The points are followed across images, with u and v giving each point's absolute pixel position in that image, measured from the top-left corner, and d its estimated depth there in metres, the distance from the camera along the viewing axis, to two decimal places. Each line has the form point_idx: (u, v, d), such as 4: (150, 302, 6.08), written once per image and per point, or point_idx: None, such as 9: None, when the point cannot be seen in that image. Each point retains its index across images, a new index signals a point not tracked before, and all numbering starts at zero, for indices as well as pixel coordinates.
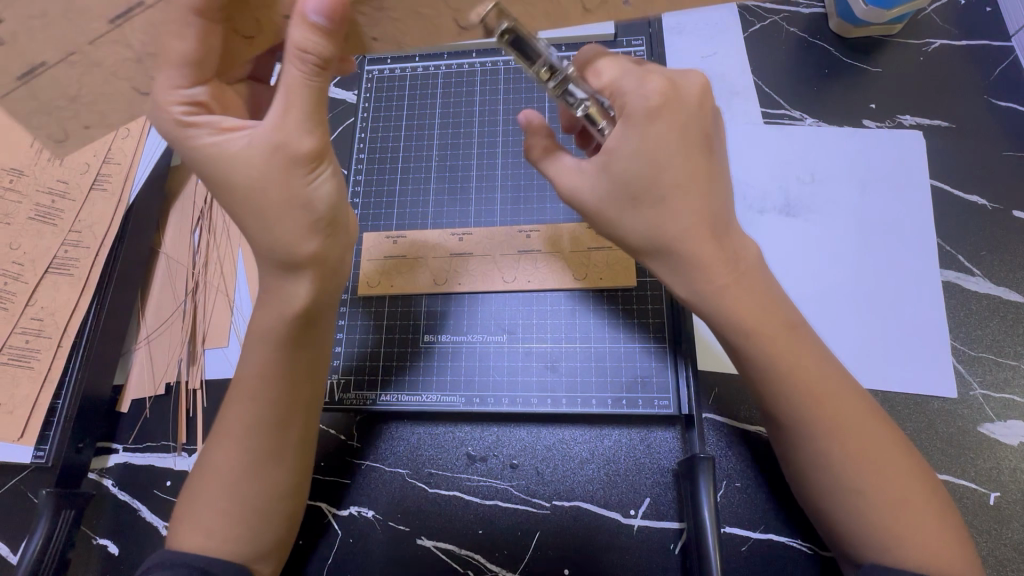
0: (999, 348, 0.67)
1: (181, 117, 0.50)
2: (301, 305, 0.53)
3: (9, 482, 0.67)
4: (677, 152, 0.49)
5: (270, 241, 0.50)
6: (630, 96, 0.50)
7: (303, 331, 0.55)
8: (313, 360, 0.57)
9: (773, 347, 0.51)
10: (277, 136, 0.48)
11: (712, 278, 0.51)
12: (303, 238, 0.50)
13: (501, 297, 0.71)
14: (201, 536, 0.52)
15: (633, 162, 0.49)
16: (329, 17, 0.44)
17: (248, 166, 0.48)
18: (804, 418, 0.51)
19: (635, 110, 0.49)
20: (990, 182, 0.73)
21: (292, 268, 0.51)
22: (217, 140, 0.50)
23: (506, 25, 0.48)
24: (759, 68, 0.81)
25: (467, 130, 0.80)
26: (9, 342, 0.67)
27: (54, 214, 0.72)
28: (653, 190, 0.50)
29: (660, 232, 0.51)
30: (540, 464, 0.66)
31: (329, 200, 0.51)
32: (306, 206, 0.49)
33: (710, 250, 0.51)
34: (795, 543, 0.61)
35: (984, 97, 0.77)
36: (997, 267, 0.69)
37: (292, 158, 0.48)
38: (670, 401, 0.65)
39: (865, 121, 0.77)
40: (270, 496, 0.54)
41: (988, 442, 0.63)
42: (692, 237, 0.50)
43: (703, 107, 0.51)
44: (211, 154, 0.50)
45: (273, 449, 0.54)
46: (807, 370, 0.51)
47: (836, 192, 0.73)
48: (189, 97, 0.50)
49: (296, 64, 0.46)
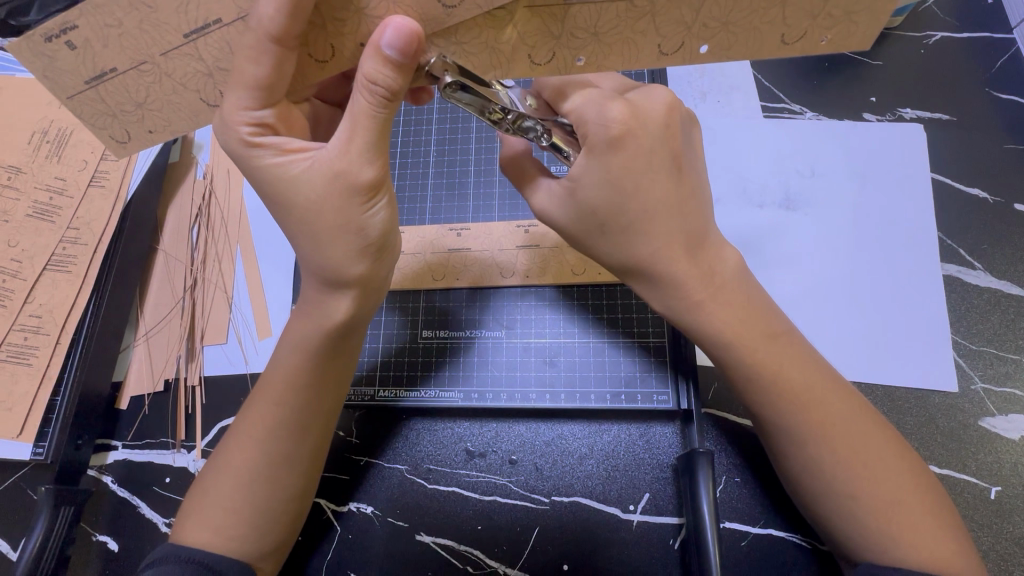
0: (1000, 342, 0.66)
1: (247, 137, 0.48)
2: (343, 319, 0.53)
3: (9, 478, 0.68)
4: (643, 176, 0.49)
5: (319, 260, 0.51)
6: (591, 125, 0.49)
7: (337, 346, 0.55)
8: (345, 368, 0.58)
9: (768, 350, 0.52)
10: (338, 164, 0.47)
11: (690, 291, 0.52)
12: (351, 261, 0.50)
13: (500, 292, 0.71)
14: (208, 532, 0.52)
15: (600, 189, 0.50)
16: (403, 52, 0.42)
17: (312, 193, 0.48)
18: (805, 418, 0.51)
19: (595, 143, 0.49)
20: (991, 175, 0.72)
21: (338, 285, 0.52)
22: (281, 163, 0.49)
23: (450, 75, 0.45)
24: (759, 61, 0.80)
25: (466, 125, 0.80)
26: (9, 339, 0.67)
27: (53, 211, 0.72)
28: (620, 215, 0.50)
29: (632, 254, 0.52)
30: (540, 459, 0.66)
31: (383, 228, 0.50)
32: (360, 232, 0.49)
33: (684, 268, 0.51)
34: (794, 538, 0.60)
35: (984, 90, 0.76)
36: (999, 261, 0.69)
37: (351, 187, 0.47)
38: (670, 396, 0.65)
39: (865, 115, 0.76)
40: (272, 496, 0.54)
41: (989, 436, 0.63)
42: (664, 258, 0.51)
43: (669, 128, 0.50)
44: (278, 176, 0.49)
45: (286, 450, 0.54)
46: (798, 370, 0.51)
47: (835, 186, 0.73)
48: (257, 119, 0.48)
49: (363, 93, 0.45)
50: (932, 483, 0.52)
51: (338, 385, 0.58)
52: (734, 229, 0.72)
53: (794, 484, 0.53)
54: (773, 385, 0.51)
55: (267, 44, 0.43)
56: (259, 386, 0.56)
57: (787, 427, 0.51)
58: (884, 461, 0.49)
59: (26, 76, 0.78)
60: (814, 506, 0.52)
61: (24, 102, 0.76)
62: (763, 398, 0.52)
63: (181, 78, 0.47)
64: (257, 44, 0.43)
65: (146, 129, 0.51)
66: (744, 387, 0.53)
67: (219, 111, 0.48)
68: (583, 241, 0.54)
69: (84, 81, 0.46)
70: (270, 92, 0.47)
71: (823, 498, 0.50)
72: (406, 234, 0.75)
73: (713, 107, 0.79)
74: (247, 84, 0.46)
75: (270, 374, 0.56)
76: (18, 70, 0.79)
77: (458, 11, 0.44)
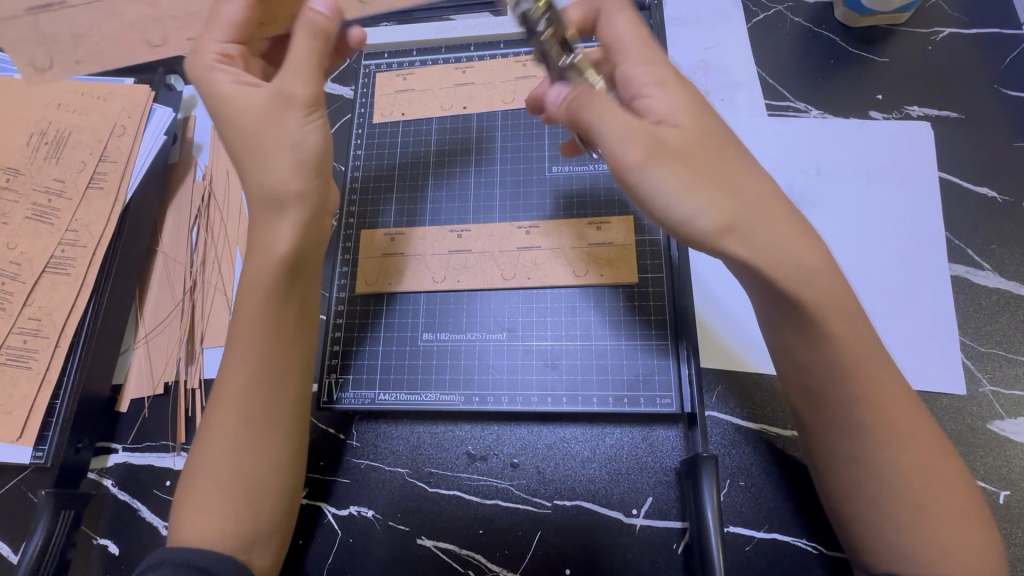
0: (1010, 343, 0.65)
1: (212, 60, 0.54)
2: (287, 250, 0.52)
3: (10, 482, 0.67)
4: (712, 126, 0.49)
5: (262, 183, 0.52)
6: (653, 61, 0.51)
7: (294, 274, 0.54)
8: (304, 314, 0.57)
9: (847, 329, 0.47)
10: (276, 86, 0.52)
11: (802, 253, 0.45)
12: (290, 176, 0.52)
13: (501, 294, 0.71)
14: (200, 519, 0.50)
15: (685, 120, 0.48)
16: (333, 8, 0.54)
17: (254, 113, 0.52)
18: (847, 420, 0.48)
19: (663, 76, 0.51)
20: (1000, 175, 0.71)
21: (276, 206, 0.52)
22: (231, 86, 0.53)
23: None
24: (762, 60, 0.79)
25: (466, 123, 0.79)
26: (8, 342, 0.67)
27: (52, 213, 0.71)
28: (713, 151, 0.47)
29: (734, 200, 0.45)
30: (541, 463, 0.65)
31: (318, 152, 0.53)
32: (295, 148, 0.52)
33: (790, 218, 0.46)
34: (800, 543, 0.60)
35: (993, 88, 0.75)
36: (1008, 260, 0.68)
37: (290, 103, 0.52)
38: (673, 399, 0.64)
39: (871, 113, 0.75)
40: (261, 476, 0.53)
41: (997, 439, 0.62)
42: (761, 202, 0.46)
43: None
44: (225, 95, 0.52)
45: (267, 416, 0.54)
46: (861, 370, 0.47)
47: (840, 184, 0.72)
48: (222, 50, 0.55)
49: (302, 30, 0.53)
50: None
51: (310, 337, 0.58)
52: None
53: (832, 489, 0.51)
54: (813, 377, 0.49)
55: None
56: (222, 372, 0.54)
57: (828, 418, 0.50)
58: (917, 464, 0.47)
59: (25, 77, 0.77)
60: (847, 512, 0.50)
61: (23, 103, 0.76)
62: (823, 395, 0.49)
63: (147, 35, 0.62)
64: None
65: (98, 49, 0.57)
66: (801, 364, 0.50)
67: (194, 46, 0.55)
68: (674, 189, 0.45)
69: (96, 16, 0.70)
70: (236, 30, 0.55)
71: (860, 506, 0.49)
72: (406, 234, 0.74)
73: (715, 105, 0.78)
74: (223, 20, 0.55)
75: (260, 373, 0.54)
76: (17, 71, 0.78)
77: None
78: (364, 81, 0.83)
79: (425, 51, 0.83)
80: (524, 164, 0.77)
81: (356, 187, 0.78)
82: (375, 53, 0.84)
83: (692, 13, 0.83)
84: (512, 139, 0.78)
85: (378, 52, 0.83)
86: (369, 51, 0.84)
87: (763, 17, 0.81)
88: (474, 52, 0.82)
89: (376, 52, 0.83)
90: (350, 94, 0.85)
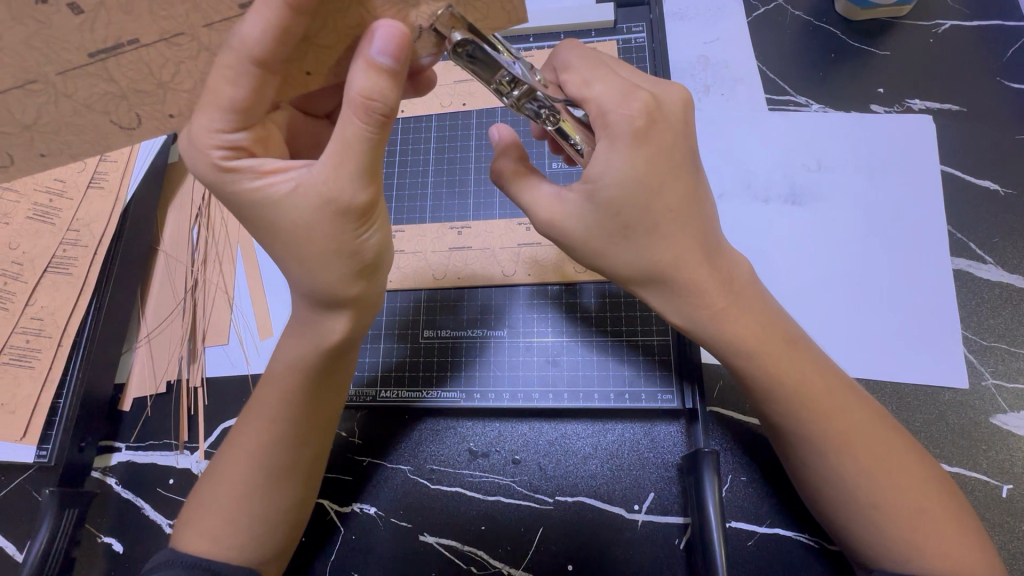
0: (1012, 337, 0.65)
1: (220, 162, 0.46)
2: (339, 339, 0.52)
3: (13, 482, 0.68)
4: (668, 178, 0.48)
5: (312, 285, 0.48)
6: (612, 115, 0.47)
7: (332, 365, 0.54)
8: (339, 387, 0.57)
9: (792, 365, 0.51)
10: (325, 188, 0.44)
11: (702, 305, 0.51)
12: (347, 283, 0.49)
13: (500, 291, 0.71)
14: (207, 541, 0.51)
15: (624, 187, 0.47)
16: (395, 57, 0.41)
17: (298, 217, 0.45)
18: (827, 426, 0.50)
19: (618, 133, 0.46)
20: (1004, 167, 0.71)
21: (333, 306, 0.50)
22: (259, 186, 0.46)
23: (460, 36, 0.42)
24: (763, 53, 0.79)
25: (465, 120, 0.79)
26: (10, 342, 0.67)
27: (52, 213, 0.71)
28: (643, 217, 0.48)
29: (653, 267, 0.50)
30: (543, 460, 0.65)
31: (377, 250, 0.49)
32: (353, 255, 0.47)
33: (703, 274, 0.51)
34: (800, 537, 0.60)
35: (995, 80, 0.74)
36: (1011, 254, 0.68)
37: (343, 212, 0.45)
38: (673, 395, 0.64)
39: (873, 106, 0.75)
40: (272, 503, 0.53)
41: (1001, 433, 0.62)
42: (684, 264, 0.50)
43: (688, 124, 0.50)
44: (259, 202, 0.46)
45: (287, 464, 0.54)
46: (810, 387, 0.51)
47: (841, 179, 0.72)
48: (229, 142, 0.45)
49: (357, 115, 0.42)
50: (948, 483, 0.51)
51: (333, 392, 0.56)
52: (738, 224, 0.71)
53: (807, 487, 0.53)
54: (790, 386, 0.51)
55: (248, 66, 0.41)
56: (254, 399, 0.55)
57: (811, 436, 0.51)
58: (894, 462, 0.49)
59: None
60: (841, 513, 0.51)
61: None
62: (776, 402, 0.52)
63: (85, 99, 0.41)
64: (236, 64, 0.41)
65: (37, 149, 0.45)
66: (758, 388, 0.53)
67: (186, 132, 0.46)
68: (598, 250, 0.51)
69: (88, 53, 0.38)
70: (247, 114, 0.44)
71: (846, 508, 0.50)
72: (406, 233, 0.74)
73: (717, 100, 0.77)
74: (219, 105, 0.43)
75: (269, 379, 0.54)
76: None
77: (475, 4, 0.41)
78: None
79: None
80: None
81: None
82: None
83: (693, 7, 0.82)
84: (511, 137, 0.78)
85: None
86: None
87: (764, 11, 0.81)
88: None
89: None
90: None
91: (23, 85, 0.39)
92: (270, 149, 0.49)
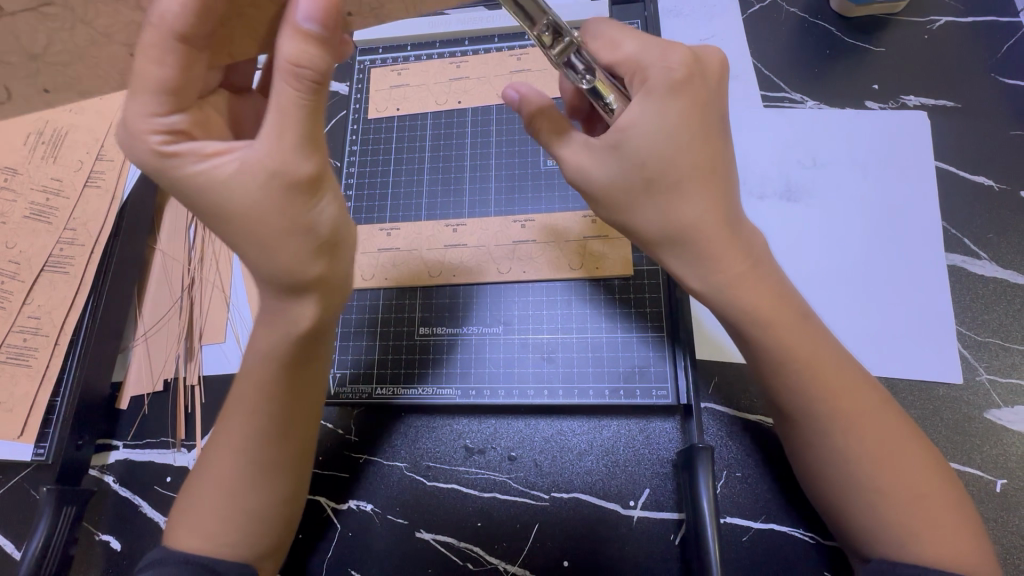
0: (1006, 332, 0.65)
1: (159, 147, 0.45)
2: (309, 325, 0.51)
3: (11, 480, 0.68)
4: (695, 136, 0.49)
5: (271, 267, 0.48)
6: (651, 71, 0.49)
7: (306, 351, 0.54)
8: (315, 377, 0.56)
9: (789, 358, 0.51)
10: (272, 161, 0.45)
11: (720, 270, 0.51)
12: (306, 262, 0.48)
13: (498, 288, 0.71)
14: (200, 539, 0.52)
15: (655, 139, 0.48)
16: (323, 23, 0.42)
17: (248, 196, 0.45)
18: (822, 419, 0.50)
19: (655, 85, 0.48)
20: (998, 163, 0.71)
21: (296, 291, 0.49)
22: (206, 169, 0.45)
23: None
24: (758, 50, 0.79)
25: (461, 118, 0.79)
26: (8, 341, 0.67)
27: (49, 212, 0.71)
28: (669, 172, 0.49)
29: (676, 223, 0.50)
30: (539, 456, 0.65)
31: (332, 223, 0.48)
32: (307, 230, 0.47)
33: (722, 237, 0.50)
34: (796, 533, 0.60)
35: (989, 76, 0.74)
36: (1006, 250, 0.68)
37: (292, 184, 0.45)
38: (669, 391, 0.64)
39: (868, 103, 0.75)
40: (265, 500, 0.54)
41: (995, 428, 0.62)
42: (706, 225, 0.50)
43: (722, 85, 0.51)
44: (204, 184, 0.45)
45: (273, 459, 0.54)
46: (806, 380, 0.51)
47: (837, 175, 0.72)
48: (166, 126, 0.44)
49: (288, 81, 0.43)
50: (948, 475, 0.51)
51: (311, 380, 0.56)
52: None
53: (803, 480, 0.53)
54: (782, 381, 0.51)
55: (172, 43, 0.41)
56: (233, 397, 0.55)
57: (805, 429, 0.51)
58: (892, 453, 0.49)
59: None
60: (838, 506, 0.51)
61: None
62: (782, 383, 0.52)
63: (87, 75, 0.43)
64: (159, 43, 0.41)
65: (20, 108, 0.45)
66: (763, 372, 0.53)
67: (121, 120, 0.45)
68: (624, 203, 0.51)
69: None
70: (180, 94, 0.44)
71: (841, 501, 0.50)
72: (401, 230, 0.75)
73: None
74: (152, 87, 0.43)
75: (244, 374, 0.54)
76: None
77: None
78: (359, 77, 0.83)
79: (419, 46, 0.82)
80: (518, 159, 0.77)
81: (352, 182, 0.78)
82: (369, 49, 0.84)
83: (688, 4, 0.83)
84: (507, 134, 0.78)
85: (372, 48, 0.83)
86: (364, 46, 0.83)
87: (759, 8, 0.81)
88: (468, 47, 0.82)
89: (370, 47, 0.83)
90: (345, 90, 0.84)
91: (38, 7, 0.43)
92: (211, 133, 0.48)
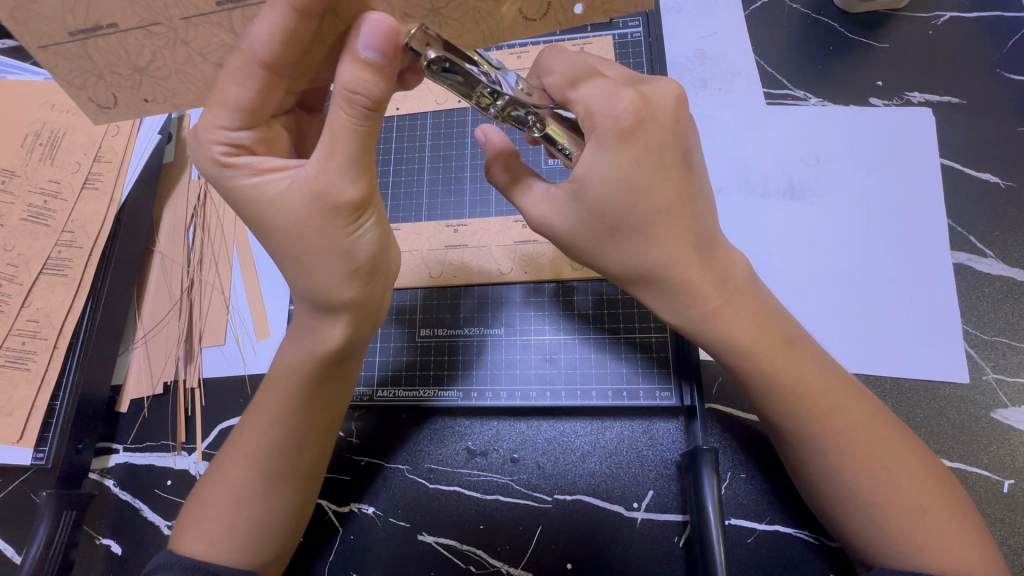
0: (1012, 331, 0.64)
1: (221, 157, 0.47)
2: (336, 346, 0.52)
3: (11, 483, 0.68)
4: (658, 177, 0.47)
5: (308, 286, 0.49)
6: (599, 117, 0.46)
7: (335, 369, 0.54)
8: (341, 393, 0.56)
9: (790, 361, 0.51)
10: (318, 184, 0.44)
11: (700, 303, 0.51)
12: (341, 285, 0.48)
13: (502, 289, 0.70)
14: (206, 544, 0.51)
15: (608, 189, 0.47)
16: (383, 53, 0.40)
17: (292, 213, 0.46)
18: (826, 422, 0.50)
19: (605, 134, 0.46)
20: (1004, 160, 0.70)
21: (331, 311, 0.50)
22: (257, 183, 0.47)
23: (433, 53, 0.42)
24: (761, 47, 0.78)
25: (461, 117, 0.78)
26: (7, 344, 0.67)
27: (47, 214, 0.71)
28: (630, 217, 0.48)
29: (645, 264, 0.50)
30: (541, 458, 0.65)
31: (370, 250, 0.48)
32: (346, 255, 0.47)
33: (692, 268, 0.50)
34: (801, 534, 0.59)
35: (995, 72, 0.74)
36: (1011, 248, 0.67)
37: (334, 208, 0.45)
38: (672, 393, 0.64)
39: (871, 100, 0.74)
40: (269, 507, 0.53)
41: (1002, 428, 0.61)
42: (673, 263, 0.50)
43: (678, 122, 0.48)
44: (254, 196, 0.47)
45: (282, 467, 0.53)
46: (809, 383, 0.51)
47: (841, 172, 0.71)
48: (233, 140, 0.47)
49: (342, 106, 0.42)
50: (950, 478, 0.50)
51: (337, 394, 0.56)
52: (736, 220, 0.70)
53: (808, 484, 0.52)
54: (788, 384, 0.51)
55: (255, 68, 0.42)
56: (255, 403, 0.55)
57: (808, 433, 0.50)
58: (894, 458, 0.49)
59: (17, 78, 0.77)
60: (843, 510, 0.50)
61: (14, 105, 0.75)
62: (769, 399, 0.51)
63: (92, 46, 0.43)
64: (244, 66, 0.42)
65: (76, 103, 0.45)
66: None
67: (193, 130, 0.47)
68: (591, 247, 0.51)
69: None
70: (254, 114, 0.46)
71: (847, 505, 0.50)
72: (401, 232, 0.74)
73: (714, 94, 0.77)
74: (226, 105, 0.45)
75: (272, 381, 0.54)
76: (10, 71, 0.78)
77: (537, 25, 0.44)
78: None
79: None
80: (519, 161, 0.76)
81: None
82: None
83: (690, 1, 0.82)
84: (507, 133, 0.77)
85: None
86: None
87: (762, 4, 0.80)
88: None
89: None
90: None
91: (147, 25, 0.40)
92: (276, 152, 0.50)
